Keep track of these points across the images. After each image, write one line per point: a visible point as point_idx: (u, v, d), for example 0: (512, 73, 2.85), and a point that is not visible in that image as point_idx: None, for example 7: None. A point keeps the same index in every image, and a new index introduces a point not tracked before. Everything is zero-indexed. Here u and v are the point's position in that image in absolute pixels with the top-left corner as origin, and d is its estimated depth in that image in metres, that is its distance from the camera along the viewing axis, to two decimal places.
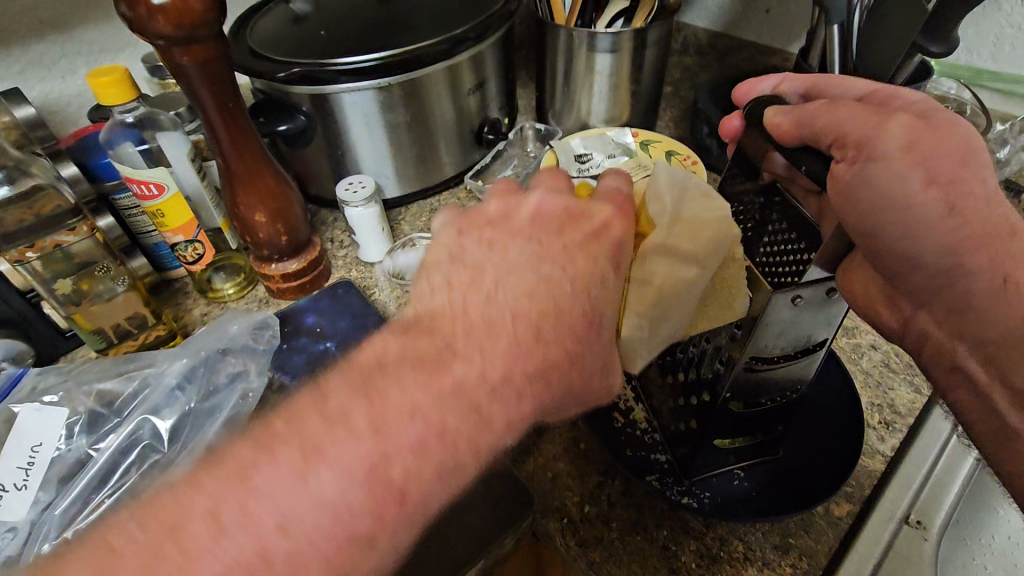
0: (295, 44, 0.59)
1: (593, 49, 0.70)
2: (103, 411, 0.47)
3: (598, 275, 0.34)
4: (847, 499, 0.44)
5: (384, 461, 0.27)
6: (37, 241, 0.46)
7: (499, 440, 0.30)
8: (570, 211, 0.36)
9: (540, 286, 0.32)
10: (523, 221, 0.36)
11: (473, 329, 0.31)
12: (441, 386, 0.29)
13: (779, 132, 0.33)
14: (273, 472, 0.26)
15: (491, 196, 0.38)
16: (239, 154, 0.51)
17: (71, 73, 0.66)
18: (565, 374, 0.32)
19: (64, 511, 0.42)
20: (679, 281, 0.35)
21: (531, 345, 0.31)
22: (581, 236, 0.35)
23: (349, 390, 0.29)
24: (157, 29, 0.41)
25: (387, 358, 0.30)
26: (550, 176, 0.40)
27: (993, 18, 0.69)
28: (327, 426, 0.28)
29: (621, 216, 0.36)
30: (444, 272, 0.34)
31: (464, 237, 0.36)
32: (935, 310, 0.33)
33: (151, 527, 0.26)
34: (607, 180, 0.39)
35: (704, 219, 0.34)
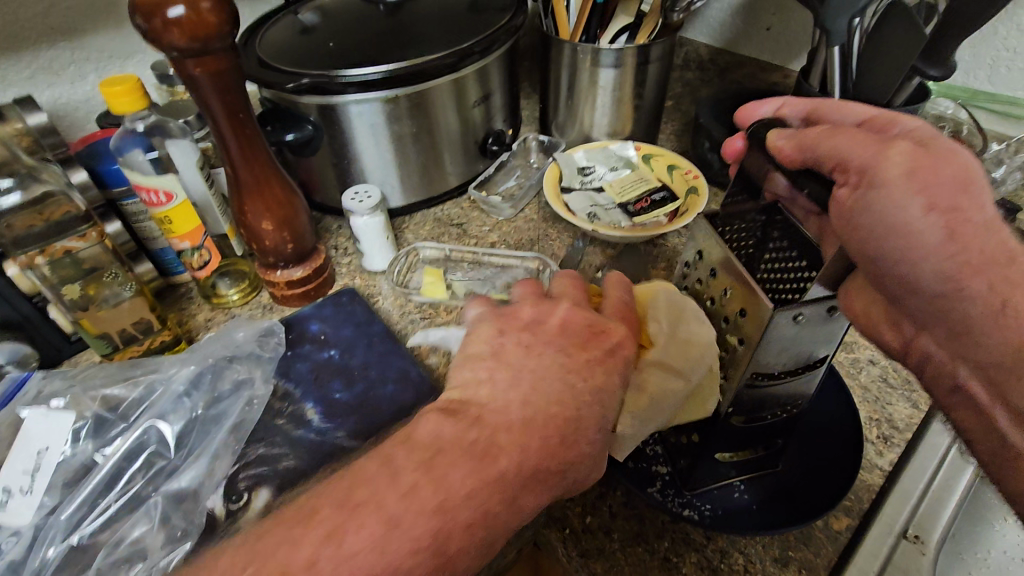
0: (303, 55, 0.60)
1: (596, 64, 0.71)
2: (110, 416, 0.47)
3: (611, 388, 0.37)
4: (846, 513, 0.44)
5: (441, 537, 0.30)
6: (46, 247, 0.47)
7: (524, 521, 0.33)
8: (592, 313, 0.42)
9: (566, 392, 0.36)
10: (551, 330, 0.40)
11: (513, 428, 0.34)
12: (488, 476, 0.31)
13: (782, 154, 0.35)
14: (359, 537, 0.29)
15: (518, 288, 0.45)
16: (248, 164, 0.52)
17: (81, 79, 0.67)
18: (574, 475, 0.35)
19: (69, 517, 0.42)
20: (670, 391, 0.40)
21: (555, 445, 0.34)
22: (602, 352, 0.39)
23: (415, 470, 0.31)
24: (170, 40, 0.42)
25: (441, 444, 0.33)
26: (568, 279, 0.46)
27: (990, 40, 0.70)
28: (399, 502, 0.30)
29: (630, 335, 0.41)
30: (483, 365, 0.38)
31: (500, 335, 0.40)
32: (937, 330, 0.34)
33: (260, 570, 0.28)
34: (616, 286, 0.45)
35: (690, 338, 0.41)
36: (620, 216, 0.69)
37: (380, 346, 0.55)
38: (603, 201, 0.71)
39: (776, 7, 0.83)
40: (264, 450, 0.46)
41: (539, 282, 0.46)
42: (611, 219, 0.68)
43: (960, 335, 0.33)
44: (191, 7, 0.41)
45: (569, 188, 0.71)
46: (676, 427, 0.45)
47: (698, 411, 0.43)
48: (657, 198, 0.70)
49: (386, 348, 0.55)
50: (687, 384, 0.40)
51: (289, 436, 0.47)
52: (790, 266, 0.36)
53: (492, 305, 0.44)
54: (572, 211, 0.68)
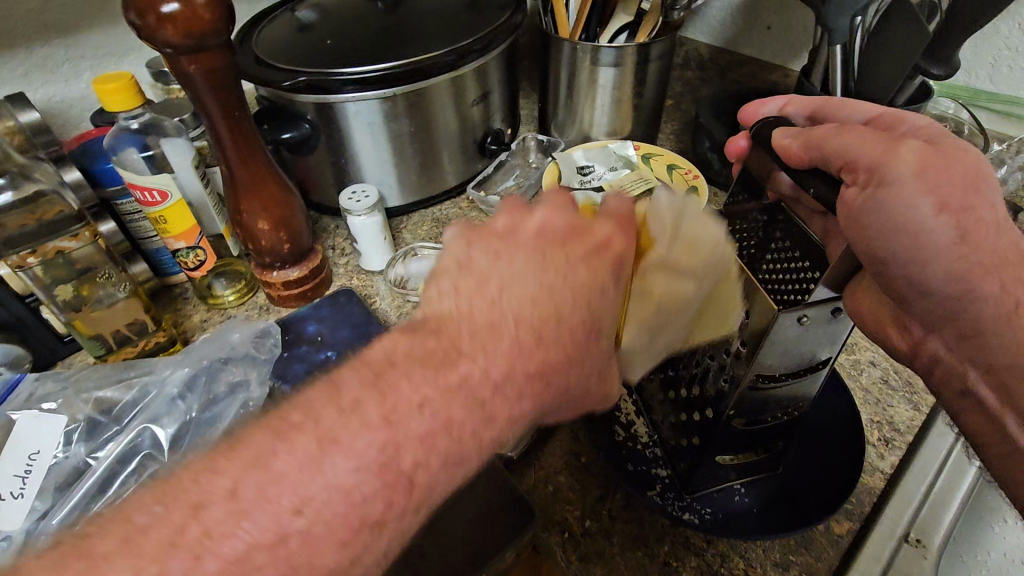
0: (300, 53, 0.59)
1: (595, 62, 0.70)
2: (103, 419, 0.47)
3: (600, 284, 0.33)
4: (848, 515, 0.44)
5: (394, 450, 0.27)
6: (38, 246, 0.46)
7: (502, 434, 0.30)
8: (580, 221, 0.35)
9: (542, 294, 0.31)
10: (529, 232, 0.34)
11: (479, 332, 0.30)
12: (448, 381, 0.28)
13: (789, 153, 0.33)
14: (291, 458, 0.25)
15: (502, 204, 0.35)
16: (244, 162, 0.51)
17: (75, 77, 0.66)
18: (562, 385, 0.32)
19: (61, 521, 0.41)
20: (681, 293, 0.37)
21: (532, 344, 0.30)
22: (585, 253, 0.33)
23: (363, 387, 0.28)
24: (165, 37, 0.41)
25: (395, 357, 0.29)
26: (559, 192, 0.36)
27: (991, 40, 0.70)
28: (342, 419, 0.26)
29: (626, 231, 0.35)
30: (448, 281, 0.32)
31: (470, 248, 0.34)
32: (944, 334, 0.33)
33: (171, 506, 0.24)
34: (613, 201, 0.36)
35: (698, 237, 0.36)
36: None
37: None
38: None
39: (776, 6, 0.83)
40: None
41: (523, 198, 0.36)
42: None
43: (968, 340, 0.32)
44: (186, 3, 0.41)
45: (568, 188, 0.71)
46: (677, 429, 0.44)
47: (699, 410, 0.42)
48: None
49: None
50: (700, 285, 0.37)
51: None
52: (794, 266, 0.35)
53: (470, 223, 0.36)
54: None
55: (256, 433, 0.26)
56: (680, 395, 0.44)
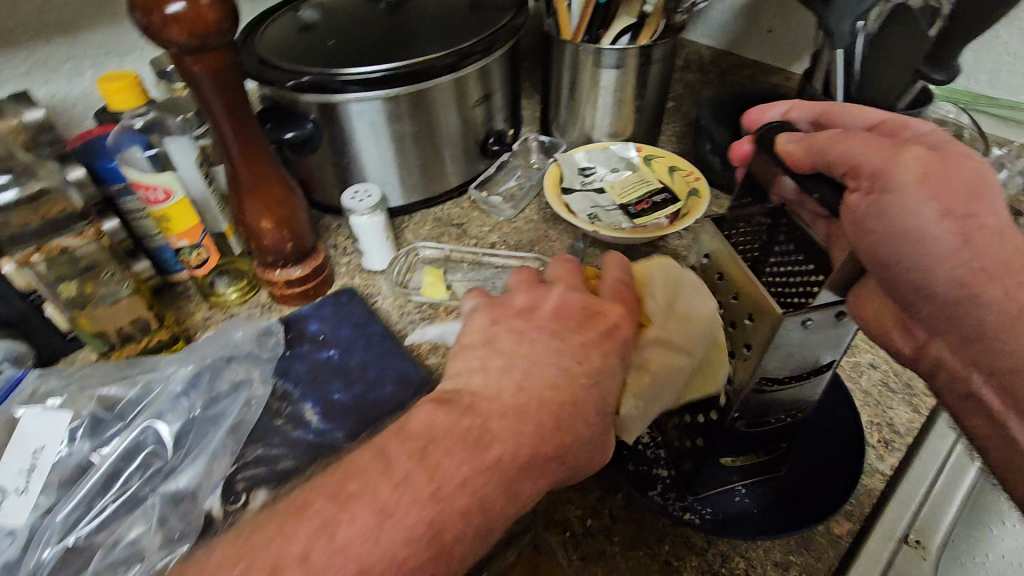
0: (304, 53, 0.60)
1: (598, 64, 0.71)
2: (105, 416, 0.47)
3: (609, 368, 0.38)
4: (848, 517, 0.44)
5: (440, 526, 0.29)
6: (43, 244, 0.46)
7: (521, 511, 0.32)
8: (586, 297, 0.42)
9: (560, 377, 0.36)
10: (546, 314, 0.40)
11: (506, 416, 0.33)
12: (482, 462, 0.31)
13: (792, 158, 0.35)
14: (352, 528, 0.28)
15: (515, 281, 0.44)
16: (248, 162, 0.51)
17: (79, 75, 0.66)
18: (573, 462, 0.34)
19: (65, 516, 0.41)
20: (674, 368, 0.41)
21: (549, 430, 0.33)
22: (597, 332, 0.39)
23: (410, 461, 0.31)
24: (169, 37, 0.41)
25: (435, 432, 0.33)
26: (567, 265, 0.45)
27: (992, 45, 0.70)
28: (393, 491, 0.29)
29: (630, 316, 0.41)
30: (478, 355, 0.38)
31: (494, 323, 0.41)
32: (949, 338, 0.33)
33: (250, 568, 0.27)
34: (613, 268, 0.45)
35: (691, 313, 0.41)
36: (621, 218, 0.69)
37: (379, 347, 0.54)
38: (604, 202, 0.70)
39: (777, 9, 0.83)
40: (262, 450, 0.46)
41: (535, 272, 0.46)
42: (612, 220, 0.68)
43: (971, 341, 0.32)
44: (192, 4, 0.41)
45: (569, 189, 0.71)
46: (681, 431, 0.45)
47: (703, 412, 0.42)
48: (658, 200, 0.70)
49: (385, 348, 0.54)
50: (692, 359, 0.40)
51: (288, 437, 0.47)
52: (797, 270, 0.36)
53: (487, 295, 0.44)
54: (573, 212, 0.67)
55: (318, 500, 0.29)
56: (684, 396, 0.45)
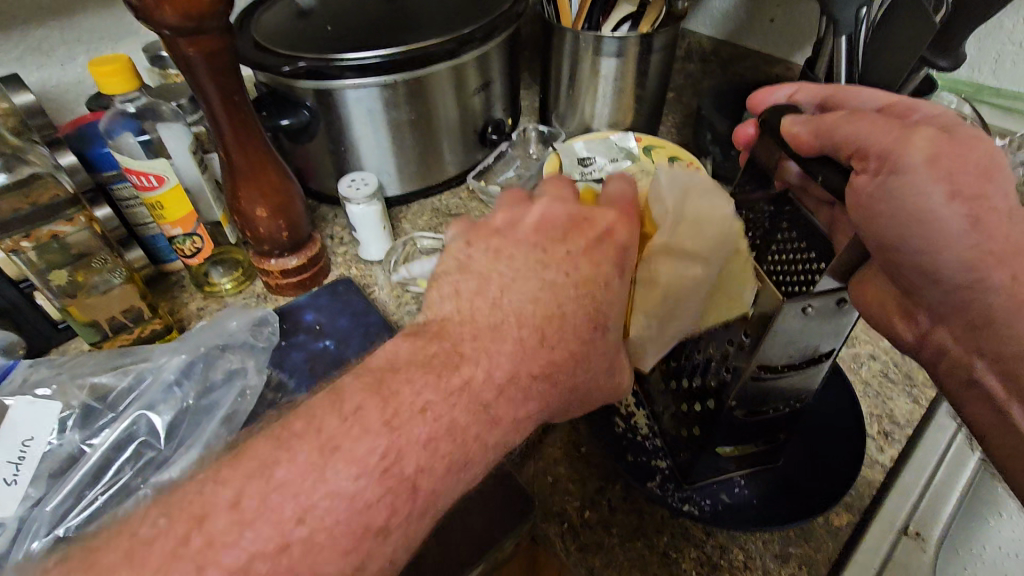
0: (299, 38, 0.59)
1: (598, 53, 0.70)
2: (97, 405, 0.46)
3: (602, 278, 0.35)
4: (846, 508, 0.44)
5: (400, 456, 0.28)
6: (33, 230, 0.45)
7: (506, 441, 0.32)
8: (572, 207, 0.39)
9: (545, 291, 0.34)
10: (527, 229, 0.37)
11: (483, 334, 0.32)
12: (452, 384, 0.30)
13: (800, 143, 0.33)
14: (294, 467, 0.27)
15: (501, 200, 0.41)
16: (242, 148, 0.50)
17: (70, 60, 0.65)
18: (573, 376, 0.34)
19: (54, 509, 0.41)
20: (689, 277, 0.39)
21: (536, 348, 0.33)
22: (589, 241, 0.36)
23: (364, 394, 0.29)
24: (162, 19, 0.40)
25: (398, 363, 0.31)
26: (556, 183, 0.42)
27: (996, 35, 0.69)
28: (342, 424, 0.28)
29: (625, 218, 0.37)
30: (451, 285, 0.35)
31: (472, 245, 0.37)
32: (954, 324, 0.33)
33: (176, 517, 0.26)
34: (617, 187, 0.39)
35: (705, 211, 0.38)
36: None
37: (376, 337, 0.54)
38: None
39: None
40: None
41: (525, 192, 0.42)
42: None
43: (978, 330, 0.32)
44: None
45: (568, 179, 0.70)
46: (678, 420, 0.44)
47: (702, 402, 0.41)
48: None
49: (382, 338, 0.54)
50: (708, 267, 0.38)
51: None
52: (800, 258, 0.34)
53: (471, 220, 0.40)
54: None
55: (257, 443, 0.28)
56: (683, 386, 0.44)
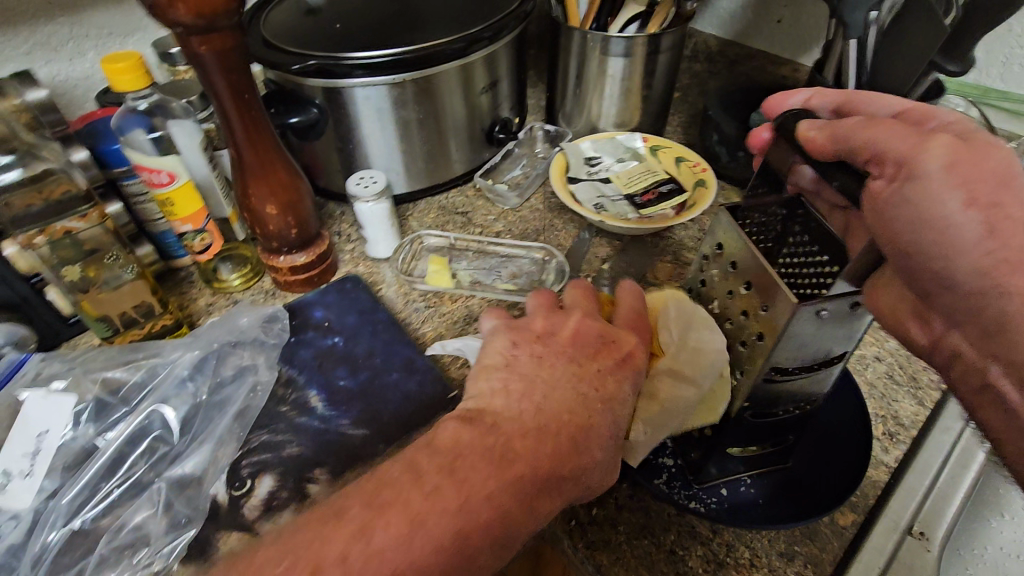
0: (309, 36, 0.59)
1: (605, 53, 0.70)
2: (110, 400, 0.47)
3: (620, 395, 0.38)
4: (852, 508, 0.44)
5: (465, 534, 0.29)
6: (46, 227, 0.46)
7: (544, 525, 0.32)
8: (604, 325, 0.42)
9: (577, 401, 0.36)
10: (564, 337, 0.41)
11: (528, 435, 0.34)
12: (506, 475, 0.31)
13: (813, 145, 0.35)
14: (387, 536, 0.28)
15: (531, 303, 0.45)
16: (253, 146, 0.51)
17: (80, 56, 0.65)
18: (586, 483, 0.35)
19: (70, 501, 0.41)
20: (682, 399, 0.40)
21: (566, 445, 0.34)
22: (611, 364, 0.39)
23: (439, 474, 0.31)
24: (176, 17, 0.41)
25: (460, 448, 0.33)
26: (581, 292, 0.45)
27: (1004, 38, 0.70)
28: (427, 501, 0.30)
29: (642, 345, 0.41)
30: (498, 377, 0.38)
31: (514, 348, 0.40)
32: (969, 328, 0.33)
33: None
34: (627, 295, 0.45)
35: (701, 347, 0.41)
36: (627, 208, 0.68)
37: (385, 334, 0.54)
38: (609, 192, 0.70)
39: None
40: (267, 436, 0.45)
41: (552, 292, 0.46)
42: (618, 210, 0.68)
43: (993, 334, 0.32)
44: None
45: (575, 179, 0.71)
46: None
47: None
48: (664, 190, 0.69)
49: (391, 336, 0.54)
50: (713, 356, 0.40)
51: (293, 423, 0.46)
52: (813, 260, 0.35)
53: (508, 318, 0.44)
54: (579, 202, 0.67)
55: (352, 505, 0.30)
56: None
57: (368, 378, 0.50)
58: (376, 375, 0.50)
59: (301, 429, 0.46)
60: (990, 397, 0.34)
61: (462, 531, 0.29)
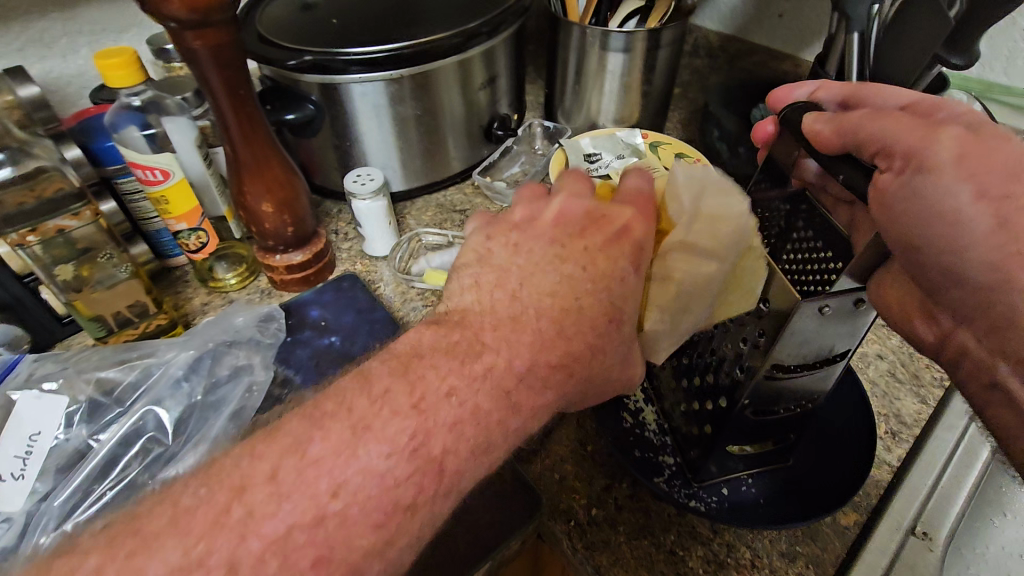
0: (305, 31, 0.58)
1: (605, 48, 0.69)
2: (104, 400, 0.46)
3: (619, 274, 0.35)
4: (854, 508, 0.44)
5: (427, 434, 0.29)
6: (38, 224, 0.45)
7: (529, 424, 0.32)
8: (595, 204, 0.38)
9: (562, 285, 0.34)
10: (545, 222, 0.37)
11: (502, 325, 0.33)
12: (474, 372, 0.31)
13: (820, 139, 0.33)
14: (327, 443, 0.28)
15: (522, 195, 0.40)
16: (248, 142, 0.50)
17: (72, 52, 0.65)
18: (600, 361, 0.34)
19: (63, 503, 0.41)
20: (704, 275, 0.37)
21: (557, 338, 0.33)
22: (604, 239, 0.35)
23: (392, 376, 0.30)
24: (169, 11, 0.40)
25: (423, 349, 0.32)
26: (575, 175, 0.41)
27: (1008, 33, 0.69)
28: (372, 406, 0.29)
29: (643, 216, 0.37)
30: (472, 277, 0.36)
31: (490, 240, 0.37)
32: (975, 327, 0.33)
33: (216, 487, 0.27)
34: (633, 178, 0.39)
35: (719, 212, 0.37)
36: None
37: (382, 333, 0.53)
38: None
39: None
40: None
41: (545, 184, 0.41)
42: None
43: (1000, 332, 0.31)
44: None
45: None
46: (688, 418, 0.44)
47: (713, 400, 0.41)
48: None
49: (389, 335, 0.53)
50: (721, 264, 0.37)
51: None
52: (814, 257, 0.34)
53: (490, 214, 0.40)
54: None
55: (294, 422, 0.29)
56: (693, 382, 0.45)
57: None
58: None
59: None
60: (998, 398, 0.33)
61: (422, 431, 0.29)
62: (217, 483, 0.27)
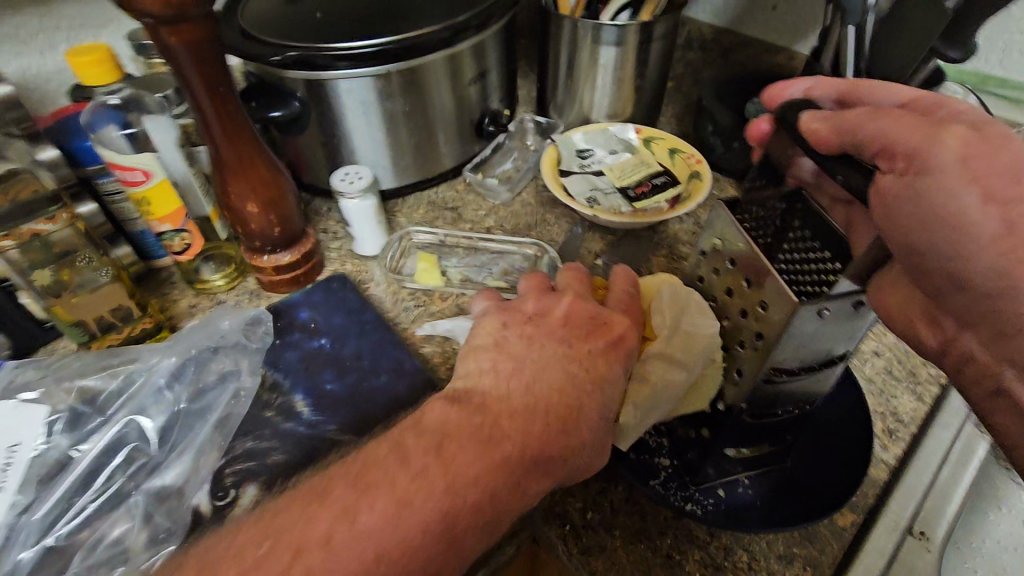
0: (289, 26, 0.57)
1: (596, 42, 0.68)
2: (85, 409, 0.45)
3: (612, 376, 0.38)
4: (852, 509, 0.43)
5: (451, 513, 0.29)
6: (13, 229, 0.43)
7: (531, 505, 0.33)
8: (593, 304, 0.43)
9: (567, 382, 0.37)
10: (556, 317, 0.41)
11: (515, 415, 0.34)
12: (493, 456, 0.32)
13: (816, 137, 0.33)
14: (373, 514, 0.29)
15: (524, 280, 0.47)
16: (231, 142, 0.49)
17: (51, 48, 0.63)
18: (578, 461, 0.35)
19: (43, 516, 0.40)
20: (675, 385, 0.41)
21: (559, 430, 0.34)
22: (604, 344, 0.39)
23: (424, 453, 0.31)
24: (143, 7, 0.38)
25: (449, 428, 0.33)
26: (575, 274, 0.46)
27: (1002, 24, 0.69)
28: (411, 484, 0.30)
29: (630, 322, 0.42)
30: (486, 356, 0.39)
31: (504, 330, 0.41)
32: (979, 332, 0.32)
33: None
34: (620, 277, 0.46)
35: (691, 335, 0.41)
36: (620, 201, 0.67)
37: (373, 335, 0.52)
38: (602, 184, 0.68)
39: None
40: (252, 444, 0.44)
41: (544, 274, 0.48)
42: (610, 204, 0.66)
43: (1002, 335, 0.31)
44: None
45: (567, 171, 0.69)
46: (683, 420, 0.45)
47: None
48: (658, 182, 0.68)
49: (380, 337, 0.52)
50: (689, 374, 0.40)
51: (279, 429, 0.45)
52: (812, 257, 0.35)
53: (497, 299, 0.46)
54: (571, 195, 0.65)
55: (342, 489, 0.29)
56: None
57: (356, 381, 0.49)
58: (364, 378, 0.49)
59: (287, 436, 0.44)
60: (1001, 402, 0.32)
61: (451, 512, 0.29)
62: (277, 542, 0.28)
